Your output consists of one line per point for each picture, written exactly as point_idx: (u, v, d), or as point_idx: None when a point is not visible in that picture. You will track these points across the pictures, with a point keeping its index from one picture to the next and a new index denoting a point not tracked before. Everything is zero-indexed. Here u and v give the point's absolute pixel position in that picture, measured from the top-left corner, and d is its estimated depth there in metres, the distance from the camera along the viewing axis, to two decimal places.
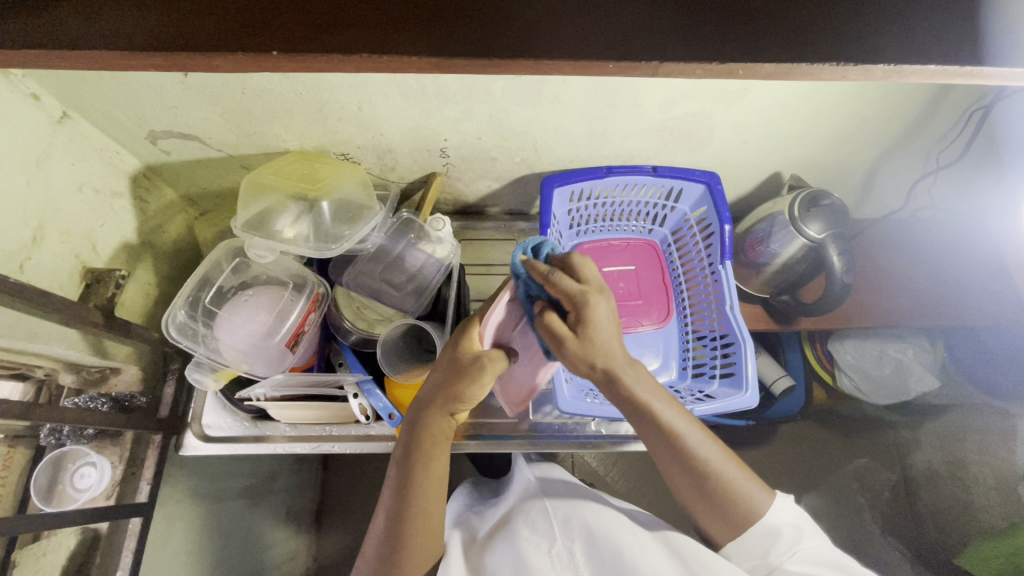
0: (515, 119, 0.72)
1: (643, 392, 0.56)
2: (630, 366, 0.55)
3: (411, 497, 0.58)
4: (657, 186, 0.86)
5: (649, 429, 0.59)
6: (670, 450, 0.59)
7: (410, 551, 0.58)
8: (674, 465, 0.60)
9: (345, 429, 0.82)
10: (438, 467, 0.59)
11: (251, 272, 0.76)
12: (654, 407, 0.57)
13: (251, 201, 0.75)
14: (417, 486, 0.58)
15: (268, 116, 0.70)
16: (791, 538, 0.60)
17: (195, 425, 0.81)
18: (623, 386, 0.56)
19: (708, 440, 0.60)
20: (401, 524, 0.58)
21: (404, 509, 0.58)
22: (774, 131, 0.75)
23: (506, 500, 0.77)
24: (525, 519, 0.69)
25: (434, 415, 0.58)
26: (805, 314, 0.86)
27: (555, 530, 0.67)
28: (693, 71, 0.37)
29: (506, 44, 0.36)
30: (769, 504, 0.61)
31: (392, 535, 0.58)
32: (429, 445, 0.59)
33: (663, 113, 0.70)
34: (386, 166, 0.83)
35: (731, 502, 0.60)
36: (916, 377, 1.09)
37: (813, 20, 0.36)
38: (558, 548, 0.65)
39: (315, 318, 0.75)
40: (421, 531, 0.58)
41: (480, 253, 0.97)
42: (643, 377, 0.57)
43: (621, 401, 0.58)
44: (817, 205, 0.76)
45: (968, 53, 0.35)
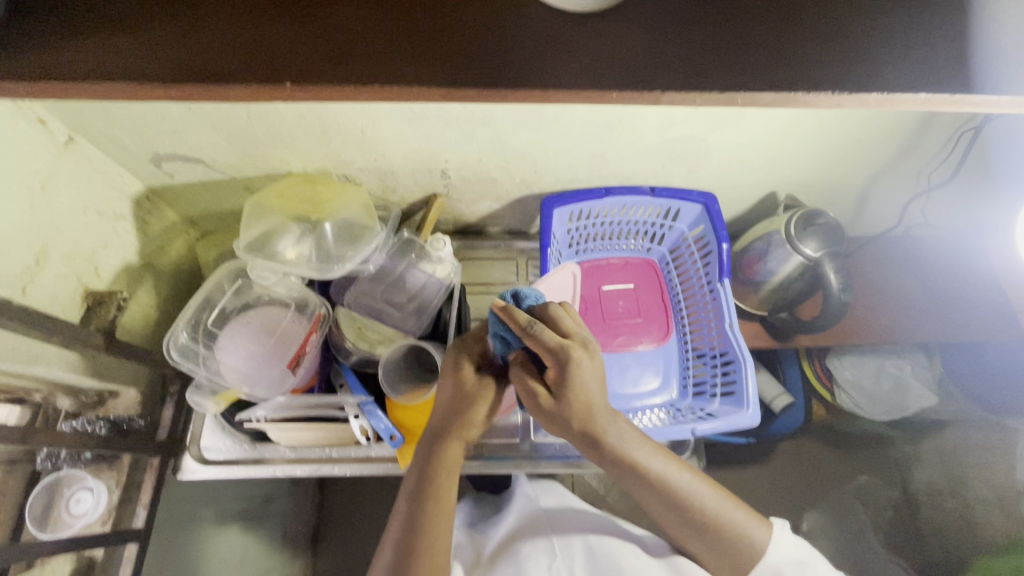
0: (516, 141, 0.73)
1: (629, 446, 0.56)
2: (612, 423, 0.56)
3: (422, 528, 0.57)
4: (655, 205, 0.87)
5: (638, 485, 0.58)
6: (660, 500, 0.59)
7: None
8: (666, 515, 0.60)
9: (344, 451, 0.81)
10: (450, 497, 0.58)
11: (253, 292, 0.76)
12: (644, 464, 0.57)
13: (254, 222, 0.76)
14: (429, 517, 0.57)
15: (271, 139, 0.71)
16: (795, 573, 0.61)
17: (193, 448, 0.80)
18: (607, 445, 0.56)
19: (700, 479, 0.60)
20: (407, 560, 0.56)
21: (414, 538, 0.56)
22: (769, 152, 0.76)
23: (506, 514, 0.76)
24: (526, 537, 0.69)
25: (446, 443, 0.58)
26: (803, 332, 0.87)
27: (556, 548, 0.67)
28: (696, 98, 0.37)
29: (514, 76, 0.37)
30: (768, 537, 0.61)
31: (402, 567, 0.56)
32: (439, 476, 0.58)
33: (661, 135, 0.72)
34: (388, 188, 0.84)
35: (731, 543, 0.60)
36: (914, 393, 1.11)
37: (810, 53, 0.38)
38: (559, 567, 0.65)
39: (316, 339, 0.75)
40: (431, 559, 0.56)
41: (480, 273, 0.98)
42: (628, 436, 0.57)
43: (608, 462, 0.57)
44: (812, 224, 0.78)
45: (958, 83, 0.36)
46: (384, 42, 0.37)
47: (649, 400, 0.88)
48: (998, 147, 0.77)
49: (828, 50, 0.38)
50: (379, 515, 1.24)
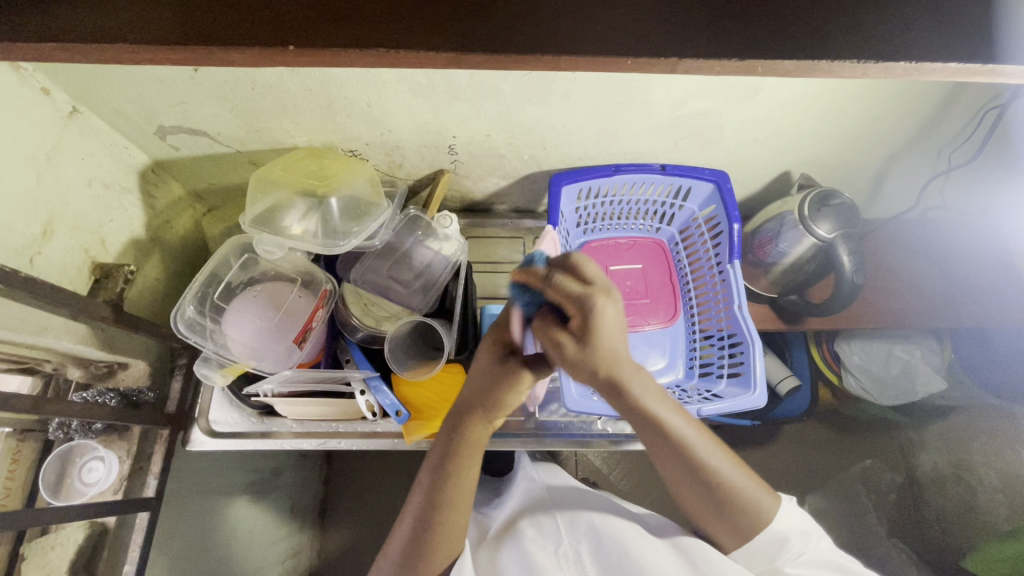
0: (524, 116, 0.71)
1: (654, 400, 0.56)
2: (635, 374, 0.54)
3: (442, 503, 0.58)
4: (666, 184, 0.86)
5: (660, 448, 0.59)
6: (681, 463, 0.59)
7: (435, 549, 0.58)
8: (684, 481, 0.60)
9: (350, 426, 0.82)
10: (473, 473, 0.59)
11: (259, 268, 0.76)
12: (665, 418, 0.57)
13: (259, 196, 0.74)
14: (451, 492, 0.58)
15: (277, 112, 0.70)
16: (799, 542, 0.61)
17: (202, 420, 0.81)
18: (629, 397, 0.54)
19: (715, 449, 0.60)
20: (428, 531, 0.58)
21: (435, 512, 0.58)
22: (785, 130, 0.74)
23: (511, 502, 0.78)
24: (534, 522, 0.70)
25: (471, 421, 0.59)
26: (813, 314, 0.86)
27: (561, 531, 0.68)
28: (712, 67, 0.36)
29: (522, 41, 0.36)
30: (776, 510, 0.61)
31: (419, 541, 0.58)
32: (462, 455, 0.59)
33: (674, 111, 0.70)
34: (394, 163, 0.83)
35: (743, 513, 0.60)
36: (923, 378, 1.09)
37: (835, 15, 0.36)
38: (564, 549, 0.66)
39: (322, 315, 0.75)
40: (450, 535, 0.58)
41: (487, 251, 0.97)
42: (650, 388, 0.56)
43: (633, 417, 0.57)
44: (827, 205, 0.76)
45: (990, 49, 0.35)
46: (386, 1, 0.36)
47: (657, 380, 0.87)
48: None
49: (853, 11, 0.36)
50: (384, 489, 1.26)
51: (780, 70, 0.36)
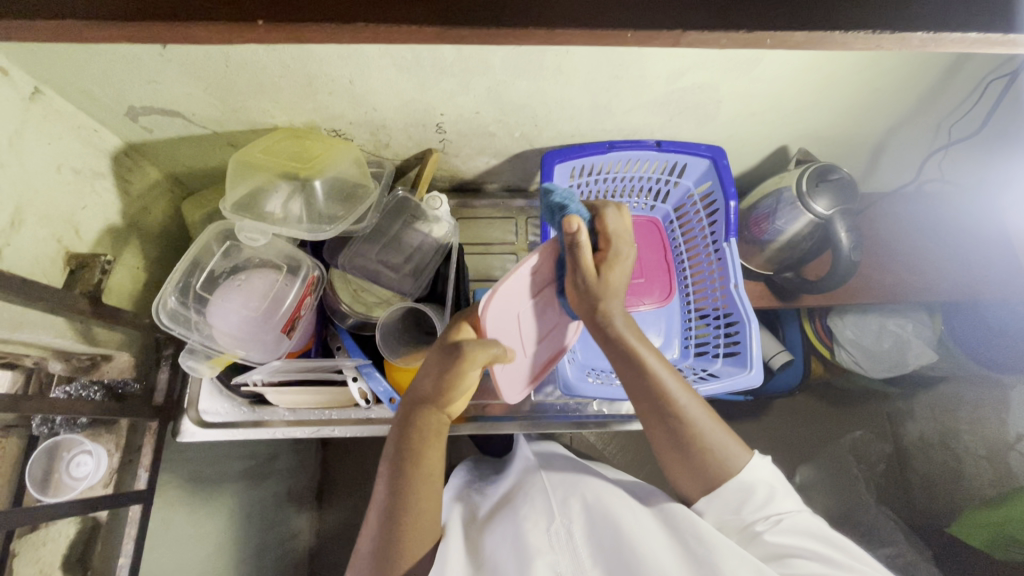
0: (515, 92, 0.69)
1: (635, 338, 0.57)
2: (621, 308, 0.57)
3: (406, 492, 0.56)
4: (661, 161, 0.84)
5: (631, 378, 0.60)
6: (647, 396, 0.59)
7: (404, 544, 0.56)
8: (650, 415, 0.60)
9: (344, 413, 0.81)
10: (434, 461, 0.58)
11: (243, 255, 0.73)
12: (637, 352, 0.58)
13: (238, 180, 0.71)
14: (410, 494, 0.56)
15: (254, 91, 0.67)
16: (764, 497, 0.60)
17: (192, 411, 0.81)
18: (612, 327, 0.57)
19: (688, 392, 0.60)
20: (395, 524, 0.56)
21: (399, 507, 0.56)
22: (783, 103, 0.72)
23: (507, 481, 0.77)
24: (526, 502, 0.67)
25: (424, 409, 0.59)
26: (807, 292, 0.86)
27: (553, 510, 0.65)
28: (717, 40, 0.34)
29: (512, 11, 0.34)
30: (746, 462, 0.61)
31: (387, 536, 0.56)
32: (422, 439, 0.58)
33: (669, 85, 0.68)
34: (380, 143, 0.80)
35: (707, 455, 0.60)
36: (914, 351, 1.11)
37: None
38: (556, 527, 0.62)
39: (311, 302, 0.74)
40: (417, 527, 0.57)
41: (479, 232, 0.95)
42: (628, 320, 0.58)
43: (612, 348, 0.59)
44: (825, 180, 0.74)
45: (1011, 16, 0.33)
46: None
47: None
48: None
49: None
50: None
51: (787, 42, 0.34)
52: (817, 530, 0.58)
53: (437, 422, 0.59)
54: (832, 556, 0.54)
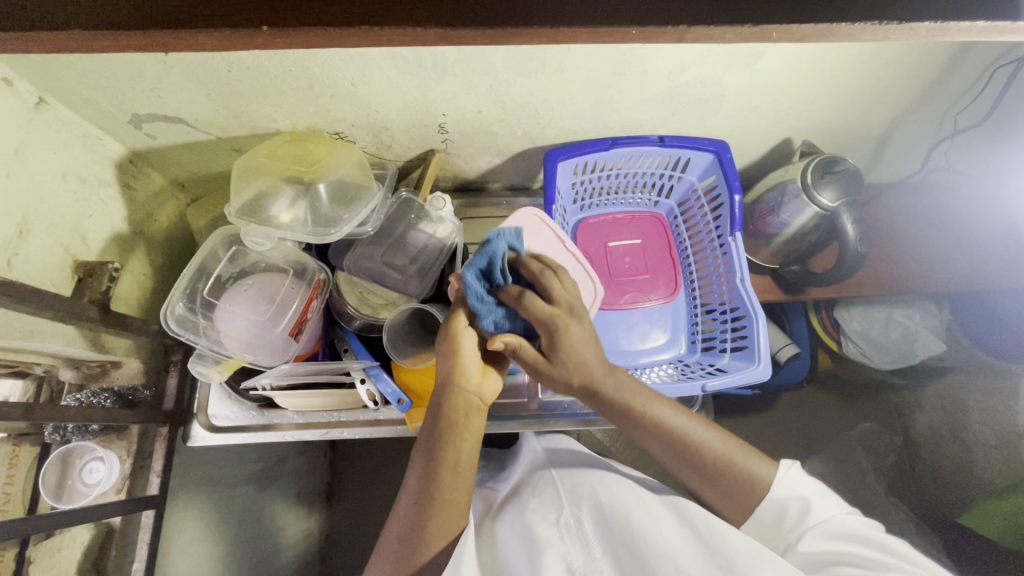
0: (517, 90, 0.69)
1: (634, 398, 0.62)
2: (608, 376, 0.61)
3: (441, 476, 0.57)
4: (664, 156, 0.83)
5: (646, 437, 0.63)
6: (667, 445, 0.62)
7: (434, 529, 0.56)
8: (673, 462, 0.63)
9: (352, 415, 0.81)
10: (466, 447, 0.59)
11: (249, 260, 0.73)
12: (642, 407, 0.62)
13: (242, 185, 0.71)
14: (444, 474, 0.57)
15: (256, 95, 0.67)
16: (799, 512, 0.59)
17: (202, 416, 0.81)
18: (603, 393, 0.61)
19: (700, 425, 0.63)
20: (426, 508, 0.56)
21: (429, 490, 0.57)
22: (787, 95, 0.71)
23: (517, 475, 0.78)
24: (536, 498, 0.67)
25: (451, 393, 0.60)
26: (815, 284, 0.85)
27: (563, 501, 0.65)
28: (723, 35, 0.34)
29: (516, 10, 0.33)
30: (773, 474, 0.62)
31: (417, 521, 0.56)
32: (453, 423, 0.59)
33: (672, 79, 0.67)
34: (383, 145, 0.80)
35: (738, 481, 0.62)
36: (922, 342, 1.10)
37: None
38: (566, 517, 0.62)
39: (317, 305, 0.73)
40: (448, 511, 0.57)
41: (483, 231, 0.95)
42: (625, 381, 0.62)
43: (617, 414, 0.62)
44: (831, 172, 0.73)
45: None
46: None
47: (658, 356, 0.87)
48: None
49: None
50: (391, 471, 1.28)
51: (793, 35, 0.34)
52: (859, 537, 0.56)
53: (465, 405, 0.60)
54: (859, 555, 0.54)
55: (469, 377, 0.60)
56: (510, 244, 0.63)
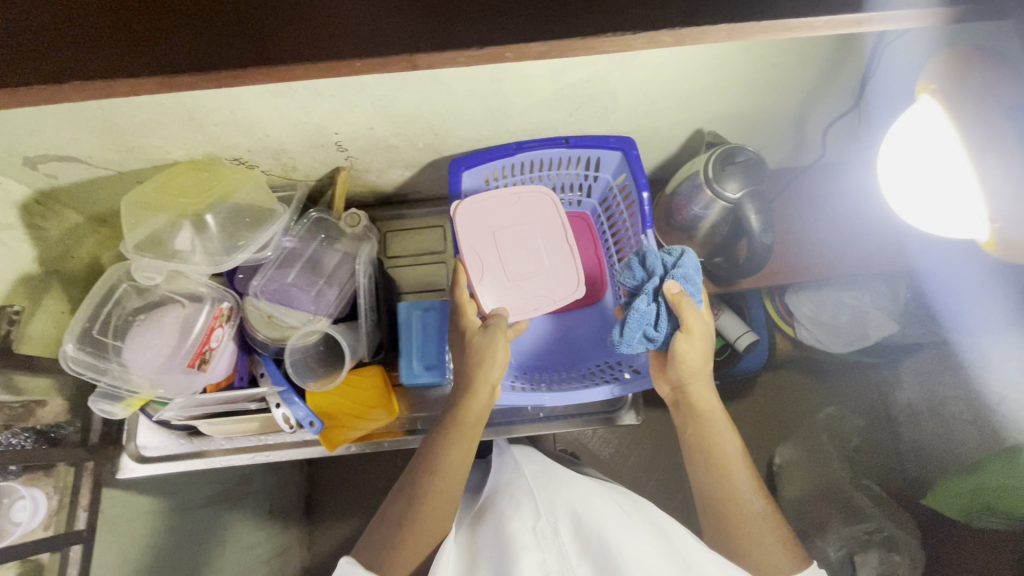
0: (401, 104, 0.67)
1: (711, 416, 0.70)
2: (708, 393, 0.71)
3: (438, 473, 0.62)
4: (575, 157, 0.82)
5: (698, 457, 0.69)
6: (711, 468, 0.67)
7: (421, 522, 0.59)
8: (706, 489, 0.67)
9: (279, 438, 0.83)
10: (468, 447, 0.65)
11: (143, 294, 0.72)
12: (711, 428, 0.69)
13: (133, 222, 0.71)
14: (444, 468, 0.63)
15: (139, 129, 0.67)
16: None
17: (131, 446, 0.83)
18: (686, 401, 0.71)
19: (745, 474, 0.66)
20: (419, 499, 0.61)
21: (426, 482, 0.62)
22: (681, 89, 0.69)
23: (494, 476, 0.74)
24: (509, 502, 0.61)
25: (468, 395, 0.67)
26: (740, 274, 0.83)
27: (539, 510, 0.58)
28: (455, 59, 0.38)
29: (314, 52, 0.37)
30: (799, 569, 0.60)
31: (409, 510, 0.60)
32: (466, 422, 0.66)
33: (556, 82, 0.66)
34: (287, 166, 0.79)
35: (752, 543, 0.62)
36: (874, 323, 1.08)
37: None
38: (543, 526, 0.56)
39: (221, 333, 0.72)
40: (438, 506, 0.60)
41: (409, 243, 0.95)
42: (707, 400, 0.71)
43: (686, 423, 0.71)
44: (732, 163, 0.71)
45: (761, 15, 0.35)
46: (155, 42, 0.38)
47: (597, 348, 0.87)
48: (891, 73, 0.68)
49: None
50: (363, 482, 1.29)
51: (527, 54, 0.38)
52: None
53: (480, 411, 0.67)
54: None
55: (490, 381, 0.68)
56: (683, 272, 0.72)
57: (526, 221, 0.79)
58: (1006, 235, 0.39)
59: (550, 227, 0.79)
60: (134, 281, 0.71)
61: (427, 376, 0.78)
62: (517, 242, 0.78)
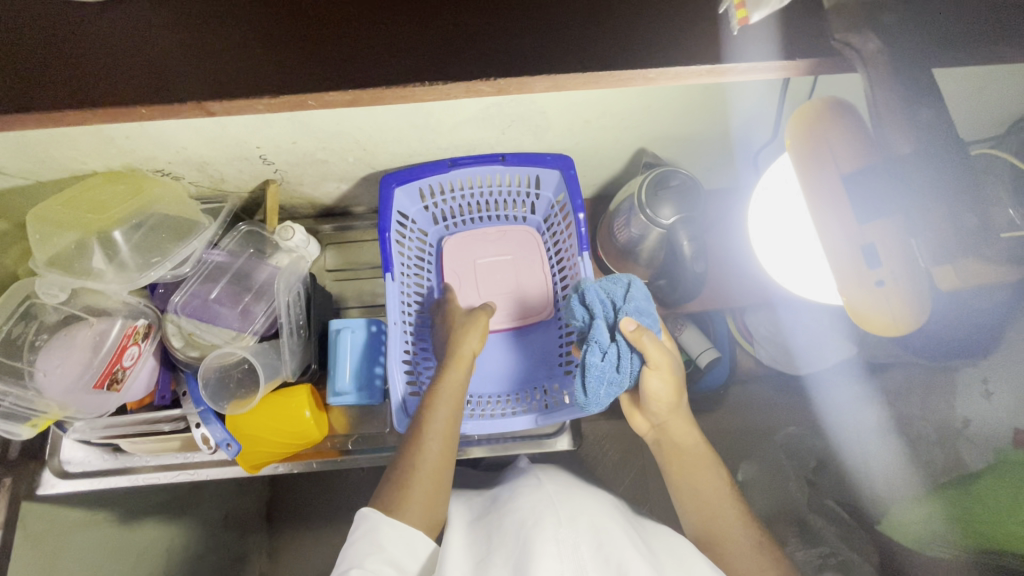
0: (319, 120, 0.65)
1: (698, 450, 0.69)
2: (688, 430, 0.70)
3: (429, 429, 0.66)
4: (514, 175, 0.80)
5: (685, 494, 0.68)
6: (698, 507, 0.67)
7: (417, 480, 0.62)
8: (696, 525, 0.66)
9: (206, 456, 0.80)
10: (455, 403, 0.69)
11: (50, 311, 0.69)
12: (696, 466, 0.69)
13: (39, 237, 0.67)
14: (433, 425, 0.66)
15: (45, 142, 0.64)
16: None
17: (53, 461, 0.82)
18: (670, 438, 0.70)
19: (734, 510, 0.66)
20: (414, 459, 0.64)
21: (418, 442, 0.65)
22: (613, 110, 0.67)
23: (497, 487, 0.72)
24: (529, 507, 0.59)
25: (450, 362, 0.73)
26: (680, 297, 0.81)
27: (562, 521, 0.56)
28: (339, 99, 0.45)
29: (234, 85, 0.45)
30: None
31: (404, 471, 0.63)
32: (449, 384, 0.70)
33: (479, 102, 0.63)
34: (214, 179, 0.77)
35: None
36: (829, 346, 1.09)
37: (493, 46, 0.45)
38: (564, 540, 0.54)
39: (135, 350, 0.69)
40: (433, 463, 0.64)
41: (350, 256, 0.93)
42: (689, 438, 0.70)
43: (668, 462, 0.71)
44: (664, 187, 0.69)
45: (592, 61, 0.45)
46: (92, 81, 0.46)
47: (538, 371, 0.85)
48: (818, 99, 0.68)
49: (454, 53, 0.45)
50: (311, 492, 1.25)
51: (324, 100, 0.45)
52: None
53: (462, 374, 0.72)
54: None
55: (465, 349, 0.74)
56: (634, 303, 0.67)
57: (509, 253, 0.88)
58: (853, 305, 0.46)
59: (530, 263, 0.87)
60: (38, 299, 0.68)
61: (357, 396, 0.77)
62: (501, 271, 0.88)
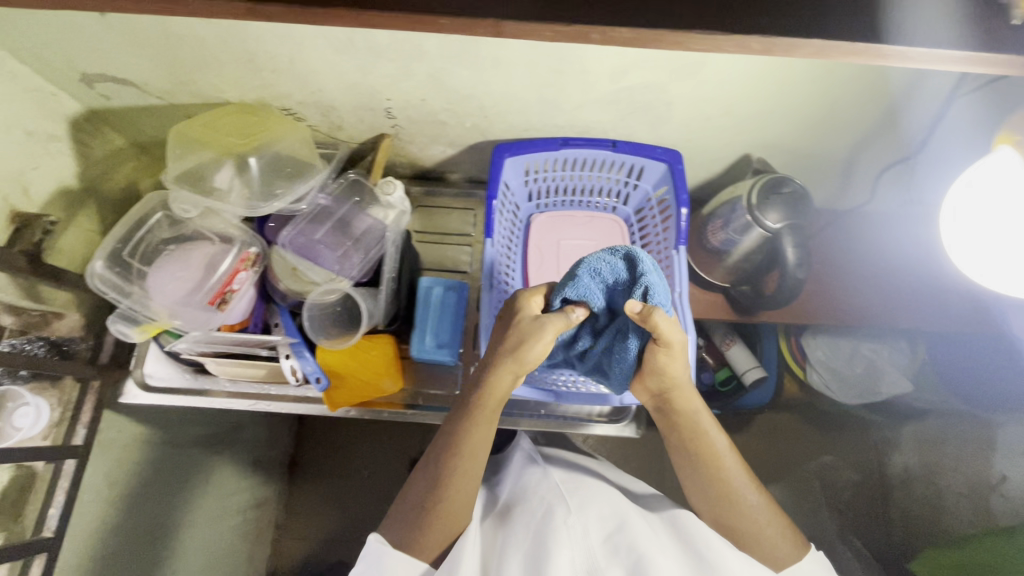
0: (456, 79, 0.67)
1: (708, 427, 0.68)
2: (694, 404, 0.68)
3: (451, 472, 0.62)
4: (618, 162, 0.82)
5: (693, 467, 0.68)
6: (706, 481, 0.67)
7: (434, 527, 0.61)
8: (704, 495, 0.67)
9: (283, 390, 0.83)
10: (479, 437, 0.63)
11: (177, 225, 0.73)
12: (705, 439, 0.67)
13: (180, 154, 0.72)
14: (456, 469, 0.62)
15: (198, 64, 0.67)
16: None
17: (137, 372, 0.82)
18: (677, 414, 0.68)
19: (746, 479, 0.67)
20: (432, 504, 0.62)
21: (439, 488, 0.62)
22: (738, 109, 0.69)
23: (512, 475, 0.76)
24: (539, 501, 0.66)
25: (487, 382, 0.64)
26: (764, 308, 0.80)
27: (573, 512, 0.64)
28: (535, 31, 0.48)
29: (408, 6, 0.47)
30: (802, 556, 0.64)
31: (422, 517, 0.61)
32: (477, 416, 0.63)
33: (614, 82, 0.66)
34: (333, 125, 0.80)
35: (758, 539, 0.64)
36: (888, 379, 1.07)
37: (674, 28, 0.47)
38: (574, 526, 0.62)
39: (245, 277, 0.72)
40: (449, 514, 0.61)
41: (435, 221, 0.94)
42: (700, 413, 0.68)
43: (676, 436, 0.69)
44: (776, 193, 0.71)
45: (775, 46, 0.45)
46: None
47: None
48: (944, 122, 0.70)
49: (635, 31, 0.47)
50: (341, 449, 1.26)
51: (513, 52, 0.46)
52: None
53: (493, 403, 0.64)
54: None
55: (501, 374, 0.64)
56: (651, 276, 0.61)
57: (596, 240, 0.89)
58: None
59: None
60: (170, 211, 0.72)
61: (436, 353, 0.78)
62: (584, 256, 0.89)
